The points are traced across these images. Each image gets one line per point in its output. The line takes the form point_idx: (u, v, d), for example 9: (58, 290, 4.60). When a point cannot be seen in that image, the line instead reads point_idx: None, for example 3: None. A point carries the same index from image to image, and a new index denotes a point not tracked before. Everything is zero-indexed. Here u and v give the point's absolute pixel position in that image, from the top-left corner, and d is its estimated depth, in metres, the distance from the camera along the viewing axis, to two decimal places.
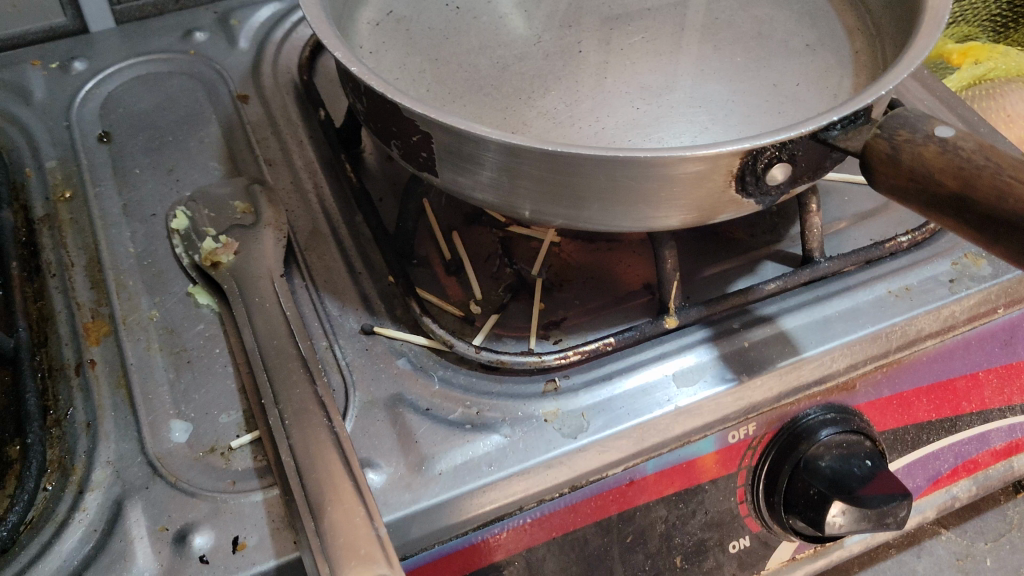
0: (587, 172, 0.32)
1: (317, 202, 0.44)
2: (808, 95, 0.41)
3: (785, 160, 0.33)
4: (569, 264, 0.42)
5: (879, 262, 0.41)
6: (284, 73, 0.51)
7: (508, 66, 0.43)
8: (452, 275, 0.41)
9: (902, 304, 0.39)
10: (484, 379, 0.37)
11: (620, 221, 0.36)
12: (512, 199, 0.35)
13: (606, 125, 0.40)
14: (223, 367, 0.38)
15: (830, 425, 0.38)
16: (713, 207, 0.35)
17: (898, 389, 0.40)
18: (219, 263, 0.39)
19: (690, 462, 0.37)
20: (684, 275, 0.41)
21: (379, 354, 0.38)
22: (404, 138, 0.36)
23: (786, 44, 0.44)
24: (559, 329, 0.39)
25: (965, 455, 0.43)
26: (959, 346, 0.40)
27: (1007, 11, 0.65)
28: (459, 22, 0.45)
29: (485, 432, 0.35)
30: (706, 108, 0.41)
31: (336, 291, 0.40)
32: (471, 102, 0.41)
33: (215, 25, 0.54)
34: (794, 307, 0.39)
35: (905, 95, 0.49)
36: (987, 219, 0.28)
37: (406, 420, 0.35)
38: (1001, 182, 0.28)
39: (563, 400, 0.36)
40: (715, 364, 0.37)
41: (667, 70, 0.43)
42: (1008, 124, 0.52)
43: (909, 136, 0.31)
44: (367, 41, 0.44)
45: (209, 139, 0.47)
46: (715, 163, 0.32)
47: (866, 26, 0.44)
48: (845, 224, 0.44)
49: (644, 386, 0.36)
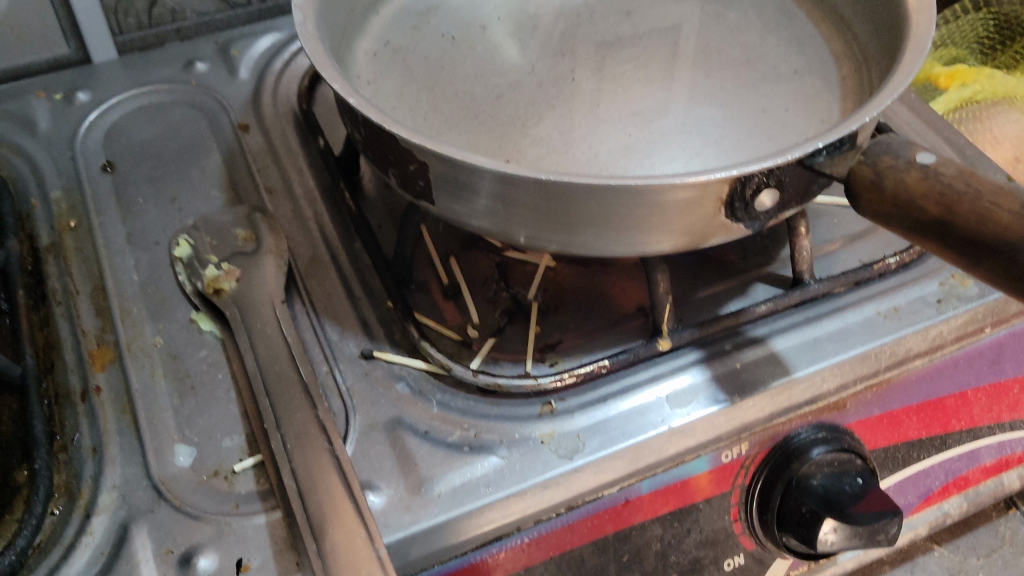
0: (580, 199, 0.33)
1: (317, 229, 0.44)
2: (796, 120, 0.42)
3: (773, 186, 0.34)
4: (564, 289, 0.43)
5: (868, 283, 0.42)
6: (283, 102, 0.52)
7: (503, 94, 0.44)
8: (449, 300, 0.42)
9: (891, 325, 0.40)
10: (481, 403, 0.38)
11: (613, 246, 0.37)
12: (508, 225, 0.36)
13: (599, 151, 0.41)
14: (226, 393, 0.39)
15: (821, 444, 0.38)
16: (704, 232, 0.36)
17: (888, 408, 0.40)
18: (221, 290, 0.40)
19: (685, 482, 0.38)
20: (677, 298, 0.42)
21: (379, 379, 0.39)
22: (402, 167, 0.37)
23: (775, 70, 0.45)
24: (555, 353, 0.40)
25: (956, 472, 0.44)
26: (948, 365, 0.41)
27: (994, 33, 0.65)
28: (454, 51, 0.46)
29: (483, 453, 0.36)
30: (698, 134, 0.41)
31: (336, 316, 0.41)
32: (468, 129, 0.42)
33: (216, 55, 0.55)
34: (784, 329, 0.40)
35: (893, 118, 0.50)
36: (968, 242, 0.29)
37: (406, 443, 0.36)
38: (981, 207, 0.29)
39: (559, 422, 0.37)
40: (709, 385, 0.38)
41: (659, 97, 0.44)
42: (995, 146, 0.53)
43: (892, 162, 0.32)
44: (364, 71, 0.45)
45: (210, 168, 0.48)
46: (704, 189, 0.33)
47: (853, 52, 0.45)
48: (835, 246, 0.45)
49: (639, 407, 0.37)
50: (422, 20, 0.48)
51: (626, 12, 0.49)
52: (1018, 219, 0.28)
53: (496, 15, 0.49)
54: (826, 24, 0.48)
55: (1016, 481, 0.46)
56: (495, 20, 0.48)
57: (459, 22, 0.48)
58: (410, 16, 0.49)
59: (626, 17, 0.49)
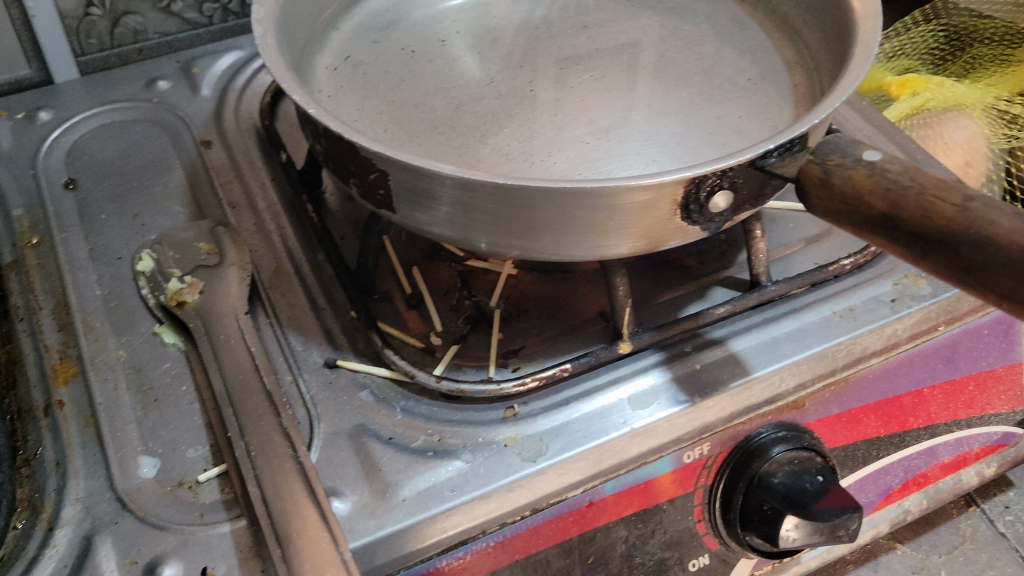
0: (538, 203, 0.34)
1: (280, 242, 0.44)
2: (750, 127, 0.43)
3: (726, 188, 0.35)
4: (526, 296, 0.43)
5: (823, 284, 0.43)
6: (246, 118, 0.52)
7: (463, 105, 0.44)
8: (412, 309, 0.42)
9: (847, 324, 0.40)
10: (446, 408, 0.38)
11: (572, 250, 0.37)
12: (469, 232, 0.37)
13: (557, 160, 0.41)
14: (190, 404, 0.39)
15: (782, 443, 0.39)
16: (660, 234, 0.37)
17: (846, 406, 0.41)
18: (185, 303, 0.40)
19: (648, 483, 0.38)
20: (638, 303, 0.43)
21: (343, 387, 0.39)
22: (362, 176, 0.37)
23: (729, 79, 0.46)
24: (517, 358, 0.40)
25: (915, 470, 0.44)
26: (903, 363, 0.42)
27: (943, 44, 0.67)
28: (414, 65, 0.47)
29: (447, 458, 0.36)
30: (654, 141, 0.42)
31: (299, 327, 0.41)
32: (428, 140, 0.42)
33: (178, 74, 0.55)
34: (743, 330, 0.41)
35: (846, 125, 0.51)
36: (914, 236, 0.30)
37: (370, 449, 0.36)
38: (925, 201, 0.30)
39: (522, 426, 0.37)
40: (669, 386, 0.38)
41: (617, 106, 0.44)
42: (945, 152, 0.54)
43: (839, 161, 0.33)
44: (325, 85, 0.46)
45: (173, 184, 0.48)
46: (659, 192, 0.34)
47: (805, 61, 0.47)
48: (792, 250, 0.46)
49: (601, 409, 0.38)
50: (382, 35, 0.49)
51: (584, 26, 0.50)
52: (961, 211, 0.29)
53: (455, 30, 0.49)
54: (778, 34, 0.49)
55: (974, 478, 0.47)
56: (454, 34, 0.49)
57: (419, 36, 0.49)
58: (369, 31, 0.50)
59: (583, 30, 0.50)
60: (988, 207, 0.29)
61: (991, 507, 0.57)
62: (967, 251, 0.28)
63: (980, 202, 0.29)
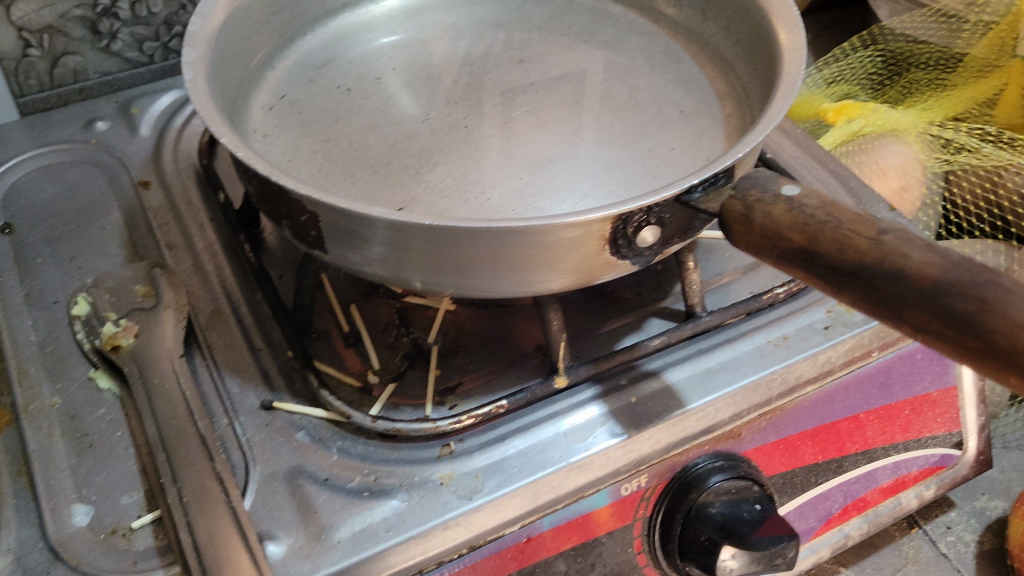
0: (468, 243, 0.34)
1: (218, 282, 0.44)
2: (681, 159, 0.43)
3: (653, 223, 0.35)
4: (464, 331, 0.44)
5: (758, 313, 0.43)
6: (184, 157, 0.51)
7: (397, 143, 0.45)
8: (350, 347, 0.42)
9: (781, 352, 0.41)
10: (382, 447, 0.38)
11: (505, 287, 0.37)
12: (401, 271, 0.37)
13: (491, 197, 0.42)
14: (125, 450, 0.38)
15: (719, 472, 0.39)
16: (590, 270, 0.37)
17: (783, 434, 0.41)
18: (120, 346, 0.40)
19: (586, 517, 0.38)
20: (577, 335, 0.43)
21: (279, 429, 0.39)
22: (293, 218, 0.37)
23: (662, 110, 0.47)
24: (454, 395, 0.40)
25: (854, 494, 0.45)
26: (838, 390, 0.42)
27: (882, 70, 0.69)
28: (349, 103, 0.47)
29: (382, 498, 0.36)
30: (587, 175, 0.42)
31: (236, 369, 0.41)
32: (362, 178, 0.42)
33: (117, 114, 0.55)
34: (678, 361, 0.41)
35: (780, 154, 0.51)
36: (831, 269, 0.30)
37: (305, 491, 0.36)
38: (841, 235, 0.30)
39: (458, 463, 0.37)
40: (606, 420, 0.39)
41: (550, 141, 0.45)
42: (881, 177, 0.57)
43: (759, 197, 0.33)
44: (260, 125, 0.46)
45: (111, 226, 0.48)
46: (587, 229, 0.34)
47: (736, 92, 0.47)
48: (727, 279, 0.46)
49: (537, 445, 0.38)
50: (318, 73, 0.50)
51: (519, 61, 0.51)
52: (875, 245, 0.29)
53: (391, 68, 0.50)
54: (710, 65, 0.50)
55: (914, 501, 0.47)
56: (390, 72, 0.50)
57: (354, 74, 0.50)
58: (305, 69, 0.50)
59: (518, 65, 0.50)
60: (901, 239, 0.29)
61: (933, 528, 0.55)
62: (881, 283, 0.29)
63: (893, 234, 0.29)
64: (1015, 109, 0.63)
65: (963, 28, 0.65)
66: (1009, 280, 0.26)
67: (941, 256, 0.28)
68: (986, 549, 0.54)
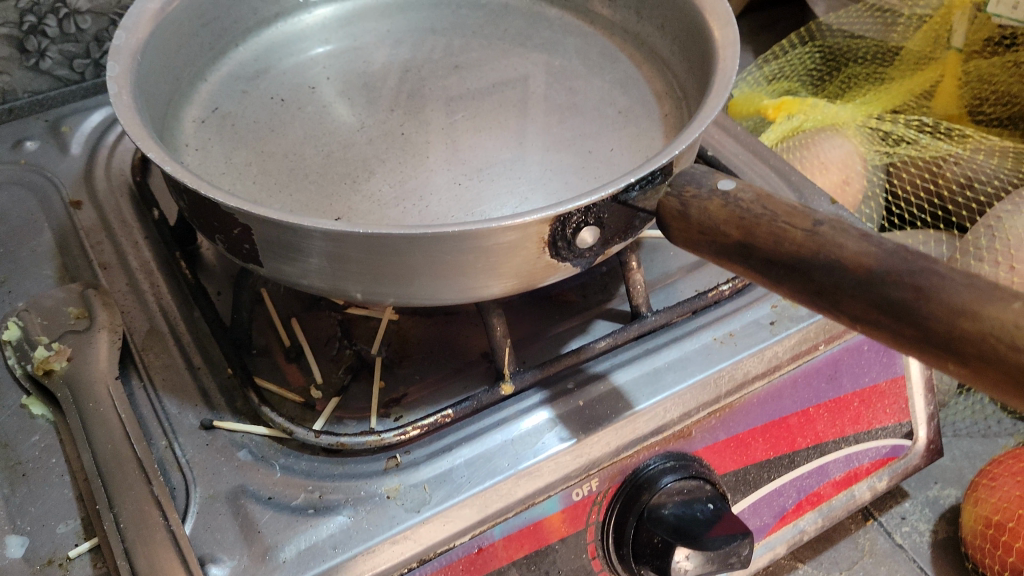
0: (404, 250, 0.33)
1: (154, 301, 0.43)
2: (621, 159, 0.43)
3: (592, 224, 0.35)
4: (408, 341, 0.43)
5: (704, 311, 0.43)
6: (117, 175, 0.50)
7: (333, 153, 0.44)
8: (292, 362, 0.42)
9: (727, 350, 0.41)
10: (326, 463, 0.37)
11: (445, 293, 0.37)
12: (339, 282, 0.36)
13: (430, 203, 0.41)
14: (60, 477, 0.37)
15: (670, 473, 0.39)
16: (531, 273, 0.36)
17: (734, 431, 0.41)
18: (52, 371, 0.39)
19: (538, 524, 0.38)
20: (522, 342, 0.43)
21: (220, 448, 0.37)
22: (226, 232, 0.36)
23: (599, 112, 0.46)
24: (399, 406, 0.40)
25: (807, 489, 0.44)
26: (787, 385, 0.42)
27: (822, 66, 0.69)
28: (284, 114, 0.47)
29: (328, 514, 0.35)
30: (525, 178, 0.42)
31: (174, 389, 0.40)
32: (298, 190, 0.42)
33: (47, 134, 0.54)
34: (624, 362, 0.41)
35: (721, 151, 0.51)
36: (769, 263, 0.30)
37: (248, 511, 0.35)
38: (777, 228, 0.30)
39: (405, 475, 0.36)
40: (554, 425, 0.38)
41: (488, 146, 0.44)
42: (823, 171, 0.57)
43: (695, 192, 0.33)
44: (192, 139, 0.45)
45: (42, 247, 0.46)
46: (526, 231, 0.33)
47: (674, 91, 0.47)
48: (672, 279, 0.46)
49: (484, 453, 0.37)
50: (251, 85, 0.49)
51: (455, 67, 0.50)
52: (811, 236, 0.29)
53: (325, 77, 0.50)
54: (647, 65, 0.49)
55: (867, 493, 0.47)
56: (324, 81, 0.49)
57: (288, 85, 0.49)
58: (238, 81, 0.49)
59: (454, 71, 0.50)
60: (836, 230, 0.29)
61: (888, 519, 0.55)
62: (818, 275, 0.29)
63: (829, 225, 0.29)
64: (952, 99, 0.65)
65: (899, 22, 0.66)
66: (944, 265, 0.26)
67: (876, 245, 0.28)
68: (942, 538, 0.54)
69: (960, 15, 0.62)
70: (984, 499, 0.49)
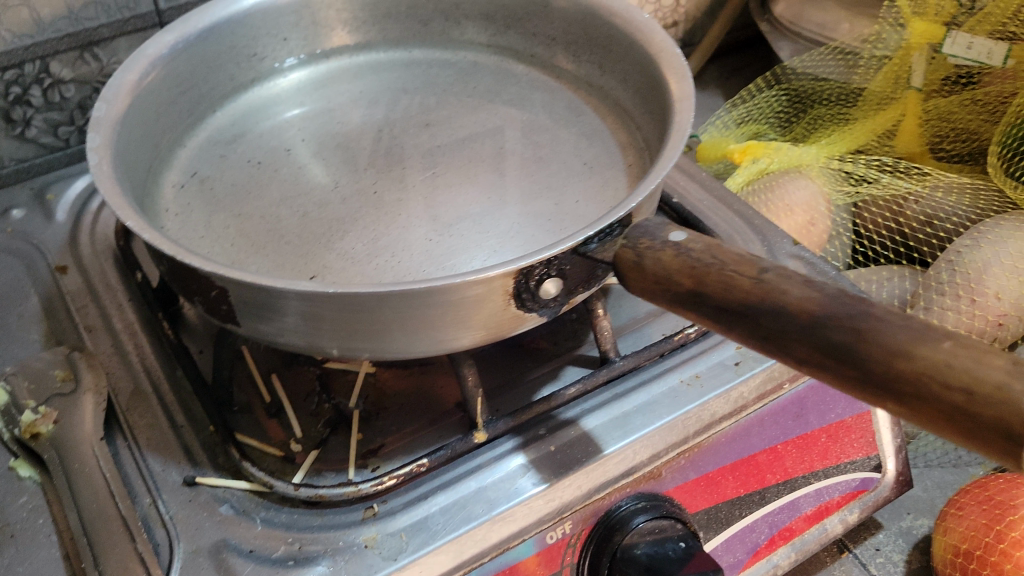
0: (374, 307, 0.34)
1: (138, 362, 0.45)
2: (587, 209, 0.44)
3: (555, 275, 0.36)
4: (385, 394, 0.45)
5: (671, 353, 0.44)
6: (101, 239, 0.52)
7: (308, 213, 0.46)
8: (272, 417, 0.43)
9: (694, 391, 0.42)
10: (306, 514, 0.38)
11: (418, 347, 0.38)
12: (315, 339, 0.37)
13: (402, 259, 0.43)
14: (47, 537, 0.38)
15: (641, 513, 0.40)
16: (498, 324, 0.37)
17: (703, 470, 0.42)
18: (39, 434, 0.40)
19: (513, 568, 0.39)
20: (496, 391, 0.44)
21: (203, 503, 0.38)
22: (204, 294, 0.37)
23: (566, 164, 0.48)
24: (376, 457, 0.41)
25: (779, 524, 0.45)
26: (754, 423, 0.44)
27: (788, 107, 0.72)
28: (261, 176, 0.48)
29: (307, 564, 0.36)
30: (494, 232, 0.43)
31: (158, 448, 0.41)
32: (274, 250, 0.43)
33: (32, 202, 0.55)
34: (593, 408, 0.42)
35: (687, 198, 0.53)
36: (719, 310, 0.31)
37: (230, 564, 0.36)
38: (725, 276, 0.31)
39: (381, 524, 0.37)
40: (527, 470, 0.39)
41: (458, 201, 0.46)
42: (788, 214, 0.58)
43: (649, 243, 0.35)
44: (171, 204, 0.46)
45: (28, 313, 0.47)
46: (491, 285, 0.35)
47: (637, 142, 0.49)
48: (640, 324, 0.48)
49: (458, 500, 0.38)
50: (228, 148, 0.51)
51: (426, 124, 0.52)
52: (757, 284, 0.31)
53: (300, 139, 0.51)
54: (611, 117, 0.51)
55: (838, 526, 0.48)
56: (299, 143, 0.51)
57: (265, 148, 0.51)
58: (216, 145, 0.51)
59: (425, 128, 0.51)
60: (781, 277, 0.30)
61: (863, 551, 0.56)
62: (764, 320, 0.30)
63: (773, 273, 0.31)
64: (913, 138, 0.66)
65: (860, 63, 0.67)
66: (880, 310, 0.28)
67: (818, 291, 0.29)
68: (915, 567, 0.55)
69: (918, 56, 0.64)
70: (953, 527, 0.50)
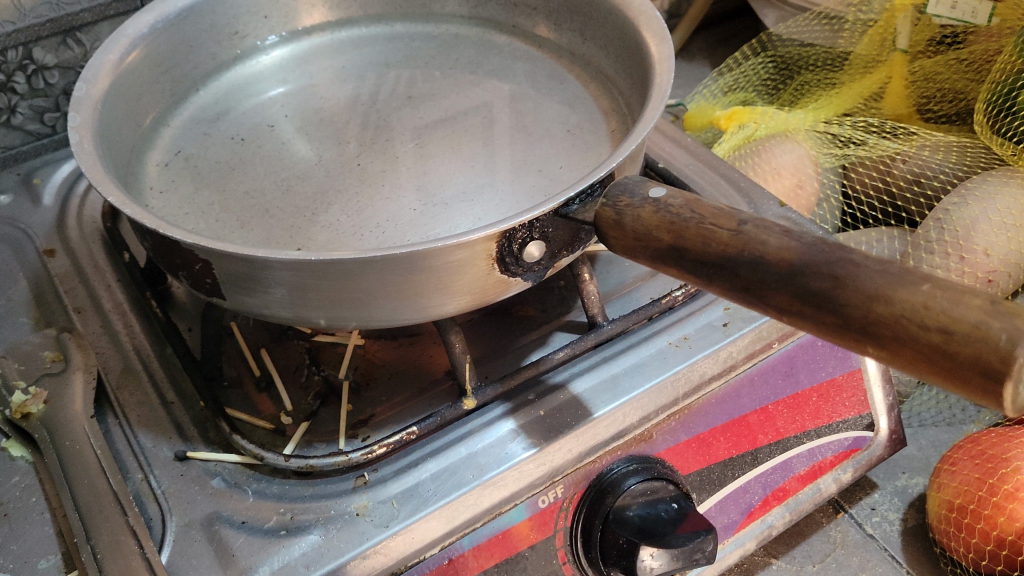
0: (358, 276, 0.34)
1: (127, 341, 0.45)
2: (570, 175, 0.44)
3: (538, 239, 0.36)
4: (374, 364, 0.45)
5: (659, 317, 0.44)
6: (89, 222, 0.52)
7: (291, 187, 0.46)
8: (262, 391, 0.43)
9: (682, 352, 0.42)
10: (297, 485, 0.38)
11: (404, 314, 0.38)
12: (301, 311, 0.37)
13: (386, 230, 0.43)
14: (40, 514, 0.38)
15: (633, 475, 0.40)
16: (483, 290, 0.37)
17: (694, 431, 0.42)
18: (29, 414, 0.40)
19: (505, 533, 0.39)
20: (485, 357, 0.44)
21: (193, 478, 0.38)
22: (189, 268, 0.37)
23: (549, 132, 0.48)
24: (367, 427, 0.41)
25: (772, 485, 0.45)
26: (744, 384, 0.44)
27: (775, 74, 0.72)
28: (245, 152, 0.48)
29: (300, 534, 0.36)
30: (478, 200, 0.44)
31: (149, 425, 0.41)
32: (260, 224, 0.43)
33: (19, 187, 0.55)
34: (582, 371, 0.42)
35: (673, 163, 0.53)
36: (699, 263, 0.31)
37: (223, 536, 0.36)
38: (704, 229, 0.31)
39: (373, 492, 0.37)
40: (516, 435, 0.39)
41: (443, 171, 0.46)
42: (776, 177, 0.59)
43: (629, 201, 0.35)
44: (156, 182, 0.46)
45: (17, 296, 0.48)
46: (473, 249, 0.35)
47: (619, 108, 0.49)
48: (628, 289, 0.48)
49: (448, 466, 0.38)
50: (212, 127, 0.51)
51: (410, 98, 0.52)
52: (735, 236, 0.30)
53: (284, 115, 0.51)
54: (594, 85, 0.51)
55: (833, 485, 0.48)
56: (283, 119, 0.51)
57: (249, 124, 0.51)
58: (200, 124, 0.51)
59: (409, 101, 0.51)
60: (759, 228, 0.30)
61: (859, 511, 0.56)
62: (744, 271, 0.30)
63: (752, 224, 0.30)
64: (899, 100, 0.67)
65: (845, 28, 0.68)
66: (859, 255, 0.27)
67: (796, 240, 0.29)
68: (911, 526, 0.55)
69: (902, 18, 0.65)
70: (946, 483, 0.51)
